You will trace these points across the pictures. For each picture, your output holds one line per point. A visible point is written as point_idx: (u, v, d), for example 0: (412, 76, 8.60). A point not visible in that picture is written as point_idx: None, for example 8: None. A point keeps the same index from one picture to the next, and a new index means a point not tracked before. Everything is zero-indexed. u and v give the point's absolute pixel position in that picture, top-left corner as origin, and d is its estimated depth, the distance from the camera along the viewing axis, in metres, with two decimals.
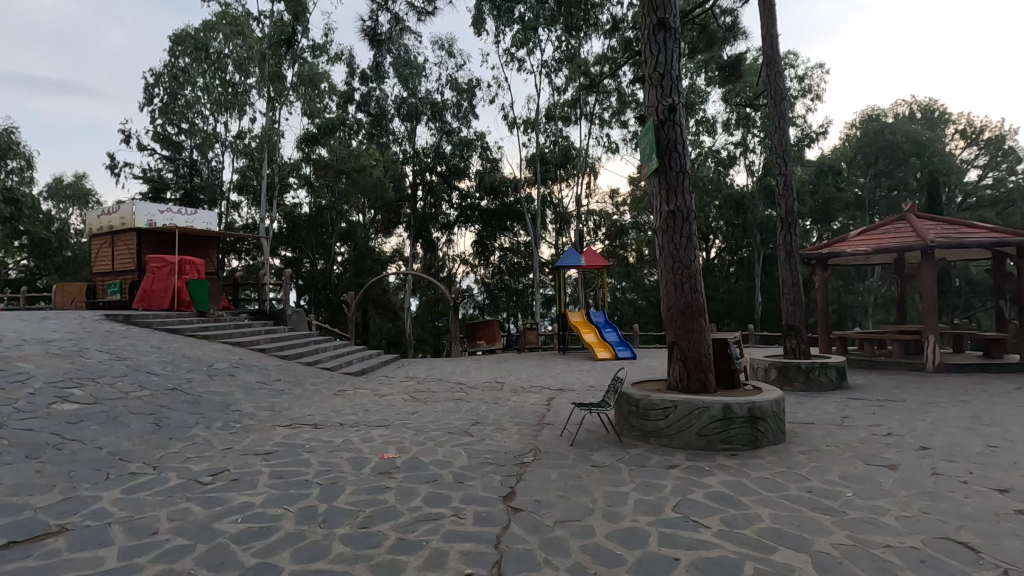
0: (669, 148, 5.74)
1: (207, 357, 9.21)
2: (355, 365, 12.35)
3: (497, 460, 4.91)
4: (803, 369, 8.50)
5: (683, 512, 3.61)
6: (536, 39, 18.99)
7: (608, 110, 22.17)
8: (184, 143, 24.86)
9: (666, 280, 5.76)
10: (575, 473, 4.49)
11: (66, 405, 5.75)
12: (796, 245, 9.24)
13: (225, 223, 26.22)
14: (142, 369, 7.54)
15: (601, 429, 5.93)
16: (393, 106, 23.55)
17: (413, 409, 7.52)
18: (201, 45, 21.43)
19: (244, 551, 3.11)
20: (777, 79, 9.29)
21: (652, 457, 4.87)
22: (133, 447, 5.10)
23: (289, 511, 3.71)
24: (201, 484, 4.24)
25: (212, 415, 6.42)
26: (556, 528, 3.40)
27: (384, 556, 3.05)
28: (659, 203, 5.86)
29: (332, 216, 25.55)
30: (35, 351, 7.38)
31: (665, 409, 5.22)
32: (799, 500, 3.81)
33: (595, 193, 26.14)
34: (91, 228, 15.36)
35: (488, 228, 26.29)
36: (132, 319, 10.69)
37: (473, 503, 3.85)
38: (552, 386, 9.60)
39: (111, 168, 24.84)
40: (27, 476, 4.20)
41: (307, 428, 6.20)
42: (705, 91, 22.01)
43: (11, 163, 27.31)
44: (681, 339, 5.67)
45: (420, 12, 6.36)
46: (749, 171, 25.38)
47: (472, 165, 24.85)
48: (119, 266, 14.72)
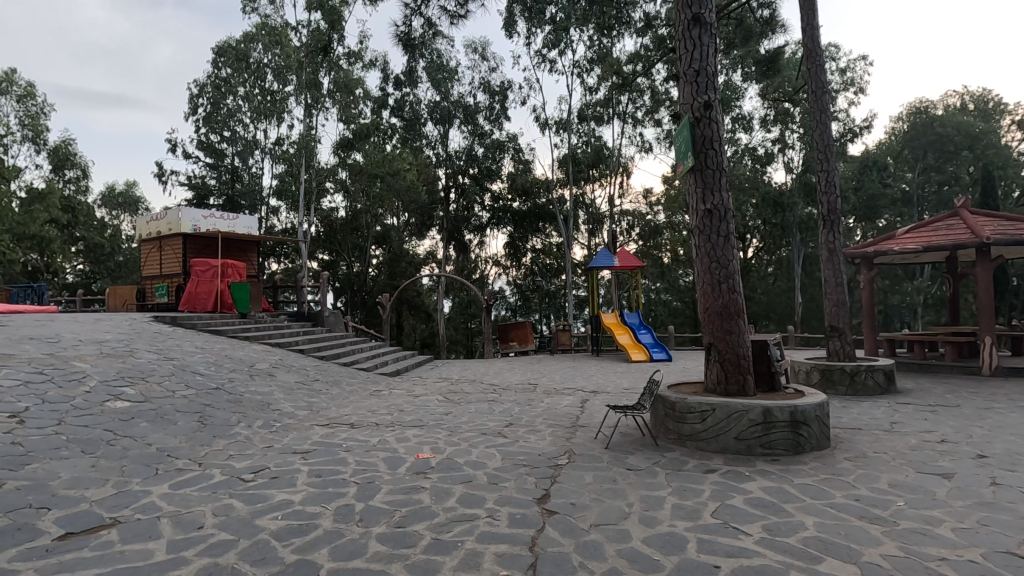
0: (705, 146, 5.62)
1: (249, 357, 9.50)
2: (391, 366, 12.55)
3: (530, 462, 4.89)
4: (848, 372, 8.20)
5: (723, 518, 3.52)
6: (567, 39, 18.95)
7: (641, 108, 21.88)
8: (226, 150, 25.73)
9: (703, 280, 5.64)
10: (610, 476, 4.43)
11: (118, 403, 6.01)
12: (839, 243, 8.89)
13: (265, 227, 27.02)
14: (188, 369, 7.82)
15: (635, 433, 5.86)
16: (426, 110, 23.94)
17: (447, 409, 7.59)
18: (241, 56, 22.15)
19: (284, 547, 3.18)
20: (818, 73, 8.97)
21: (689, 461, 4.76)
22: (179, 444, 5.29)
23: (327, 509, 3.78)
24: (244, 481, 4.37)
25: (253, 415, 6.61)
26: (591, 532, 3.37)
27: (420, 556, 3.07)
28: (694, 203, 5.74)
29: (368, 219, 25.97)
30: (90, 351, 7.75)
31: (702, 413, 5.10)
32: (847, 509, 3.66)
33: (629, 193, 25.95)
34: (141, 234, 16.03)
35: (520, 229, 26.27)
36: (178, 320, 11.12)
37: (508, 505, 3.83)
38: (585, 388, 9.52)
39: (158, 176, 25.92)
40: (82, 470, 4.41)
41: (344, 428, 6.31)
42: (742, 87, 21.51)
43: (68, 172, 28.76)
44: (718, 341, 5.54)
45: (452, 15, 6.40)
46: (789, 167, 24.68)
47: (504, 167, 24.95)
48: (166, 269, 15.36)
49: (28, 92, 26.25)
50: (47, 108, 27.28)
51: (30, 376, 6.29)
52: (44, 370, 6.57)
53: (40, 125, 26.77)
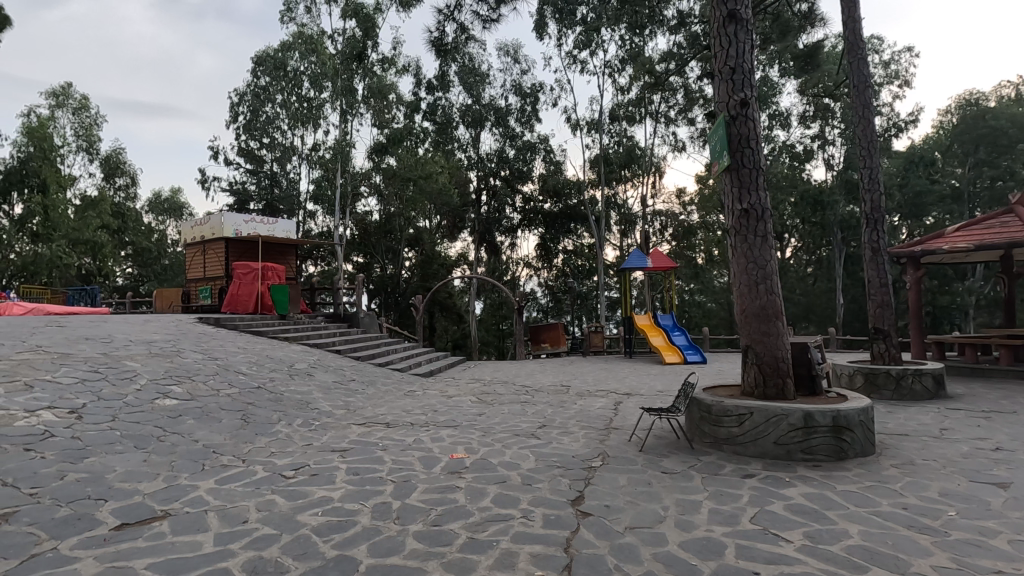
0: (740, 144, 5.52)
1: (288, 358, 9.77)
2: (424, 366, 12.74)
3: (564, 463, 4.90)
4: (893, 376, 7.92)
5: (762, 524, 3.45)
6: (599, 40, 18.84)
7: (674, 107, 21.60)
8: (265, 157, 26.58)
9: (739, 281, 5.54)
10: (645, 479, 4.40)
11: (167, 401, 6.29)
12: (884, 243, 8.54)
13: (302, 230, 27.74)
14: (231, 369, 8.09)
15: (670, 436, 5.80)
16: (458, 114, 24.10)
17: (480, 410, 7.67)
18: (279, 65, 22.85)
19: (325, 543, 3.27)
20: (860, 66, 8.66)
21: (726, 466, 4.68)
22: (224, 441, 5.49)
23: (365, 506, 3.86)
24: (285, 477, 4.50)
25: (293, 413, 6.80)
26: (625, 534, 3.35)
27: (456, 555, 3.11)
28: (731, 202, 5.63)
29: (401, 222, 26.39)
30: (140, 351, 8.10)
31: (740, 416, 5.00)
32: (893, 517, 3.54)
33: (661, 193, 25.68)
34: (186, 238, 16.65)
35: (551, 230, 26.09)
36: (222, 321, 11.52)
37: (542, 506, 3.84)
38: (618, 390, 9.44)
39: (202, 182, 26.99)
40: (136, 464, 4.63)
41: (379, 428, 6.41)
42: (779, 83, 21.00)
43: (119, 180, 30.05)
44: (755, 342, 5.42)
45: (485, 20, 6.46)
46: (829, 165, 23.97)
47: (535, 168, 24.97)
48: (210, 272, 15.93)
49: (83, 105, 27.71)
50: (99, 119, 28.68)
51: (86, 374, 6.61)
52: (98, 368, 6.90)
53: (94, 135, 28.13)
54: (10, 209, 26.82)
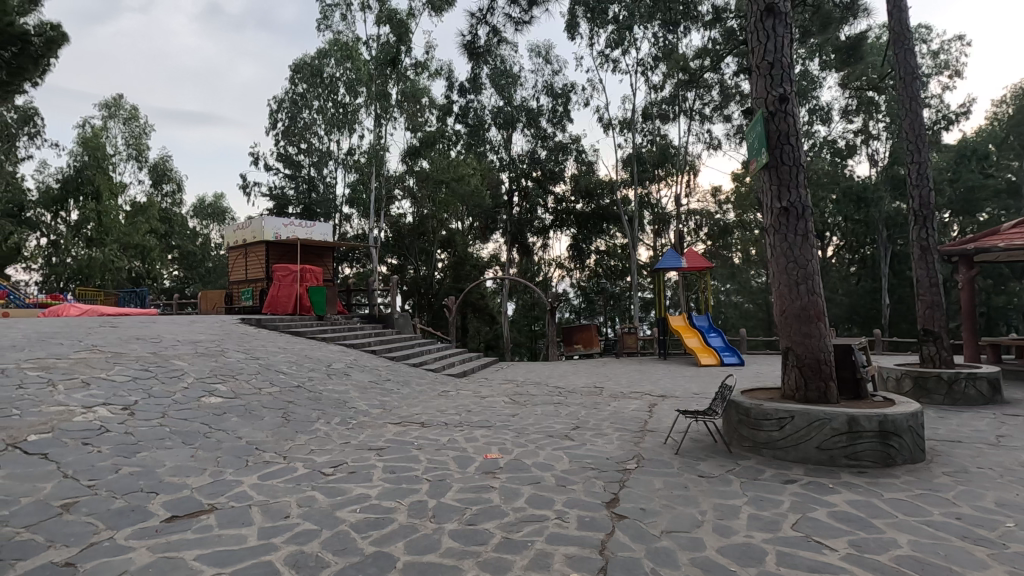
0: (779, 141, 5.38)
1: (326, 357, 10.00)
2: (458, 367, 12.83)
3: (598, 465, 4.87)
4: (945, 380, 7.57)
5: (804, 531, 3.35)
6: (631, 38, 18.60)
7: (709, 104, 21.19)
8: (303, 162, 27.29)
9: (779, 281, 5.39)
10: (681, 482, 4.34)
11: (212, 398, 6.53)
12: (934, 240, 8.17)
13: (338, 233, 28.34)
14: (272, 368, 8.34)
15: (707, 439, 5.70)
16: (490, 115, 24.14)
17: (514, 410, 7.69)
18: (316, 72, 23.37)
19: (363, 539, 3.33)
20: (907, 57, 8.30)
21: (766, 471, 4.57)
22: (266, 438, 5.66)
23: (401, 504, 3.92)
24: (324, 474, 4.62)
25: (331, 412, 6.96)
26: (661, 538, 3.31)
27: (490, 554, 3.12)
28: (769, 200, 5.49)
29: (434, 224, 26.76)
30: (187, 350, 8.42)
31: (780, 420, 4.87)
32: (944, 527, 3.39)
33: (696, 192, 25.26)
34: (229, 242, 17.23)
35: (584, 230, 25.88)
36: (263, 322, 11.87)
37: (577, 508, 3.83)
38: (653, 392, 9.30)
39: (243, 188, 27.93)
40: (185, 459, 4.83)
41: (414, 427, 6.50)
42: (820, 76, 20.32)
43: (166, 187, 31.34)
44: (796, 345, 5.27)
45: (517, 22, 6.48)
46: (873, 160, 23.10)
47: (567, 168, 24.89)
48: (252, 275, 16.45)
49: (132, 115, 29.02)
50: (147, 128, 29.95)
51: (138, 372, 6.92)
52: (149, 367, 7.21)
53: (142, 144, 29.40)
54: (68, 215, 28.37)
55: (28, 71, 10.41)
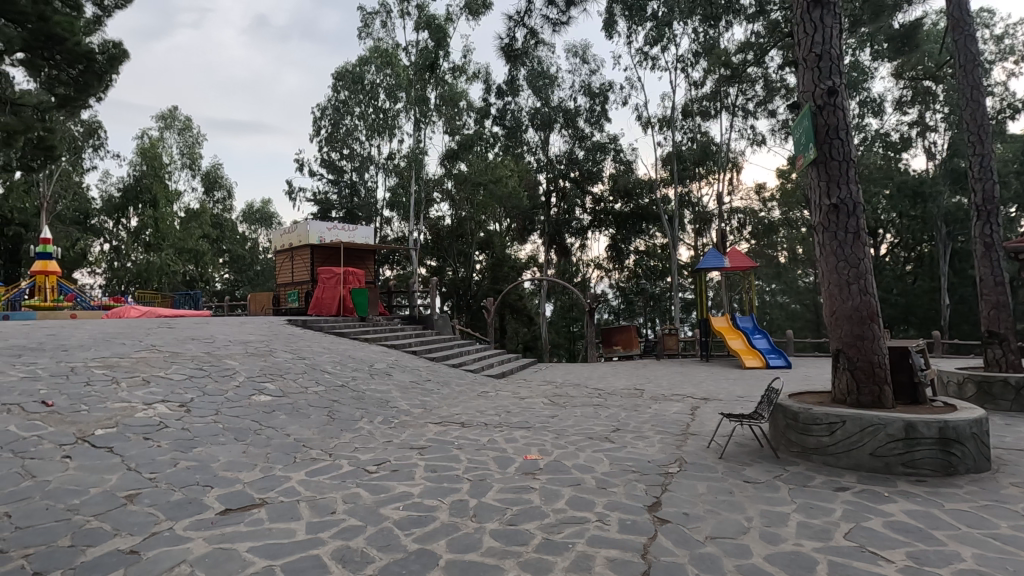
0: (828, 136, 5.18)
1: (369, 358, 10.23)
2: (496, 368, 12.88)
3: (639, 468, 4.81)
4: (1012, 386, 7.11)
5: (858, 541, 3.22)
6: (670, 33, 18.24)
7: (753, 99, 20.60)
8: (345, 167, 27.99)
9: (828, 281, 5.20)
10: (726, 488, 4.23)
11: (262, 397, 6.77)
12: (999, 237, 7.71)
13: (379, 236, 28.95)
14: (317, 368, 8.59)
15: (753, 443, 5.55)
16: (527, 117, 24.18)
17: (553, 412, 7.68)
18: (357, 79, 23.93)
19: (406, 537, 3.40)
20: (968, 43, 7.85)
21: (816, 477, 4.41)
22: (312, 436, 5.84)
23: (444, 503, 3.98)
24: (368, 472, 4.73)
25: (374, 411, 7.12)
26: (706, 544, 3.24)
27: (531, 554, 3.13)
28: (818, 197, 5.30)
29: (472, 226, 26.98)
30: (238, 350, 8.77)
31: (831, 425, 4.69)
32: (1013, 542, 3.19)
33: (739, 190, 24.64)
34: (277, 246, 17.84)
35: (622, 230, 25.62)
36: (308, 322, 12.24)
37: (618, 510, 3.80)
38: (695, 395, 9.12)
39: (289, 193, 28.88)
40: (237, 454, 5.04)
41: (455, 427, 6.58)
42: (871, 67, 19.47)
43: (218, 194, 32.74)
44: (847, 347, 5.08)
45: (555, 23, 6.47)
46: (930, 153, 21.97)
47: (605, 168, 24.69)
48: (298, 278, 16.96)
49: (186, 125, 30.43)
50: (200, 138, 31.35)
51: (193, 371, 7.25)
52: (203, 366, 7.54)
53: (196, 153, 30.81)
54: (128, 222, 30.03)
55: (94, 87, 11.09)
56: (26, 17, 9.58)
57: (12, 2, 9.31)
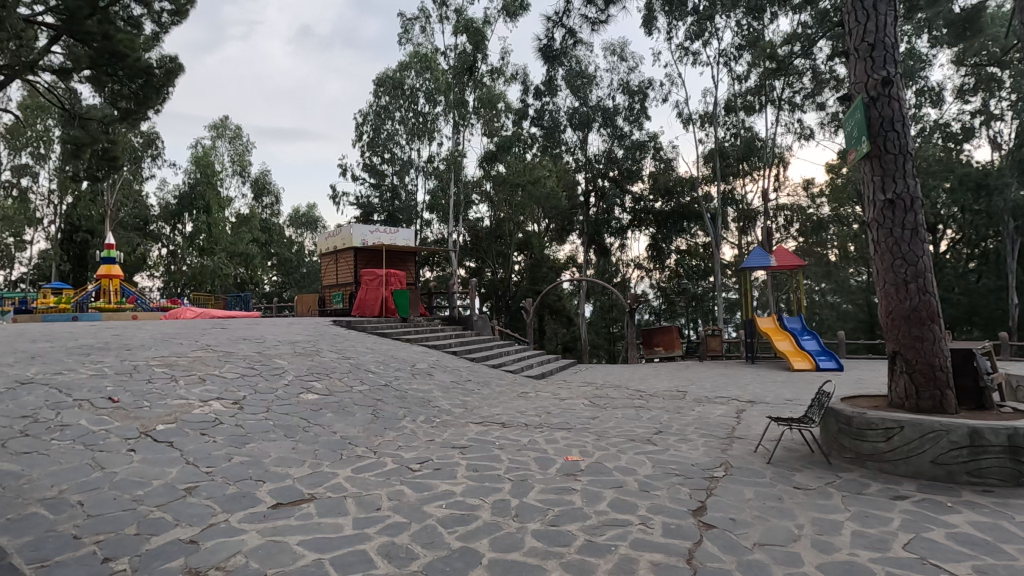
0: (883, 128, 4.96)
1: (411, 358, 10.42)
2: (536, 369, 12.87)
3: (683, 471, 4.73)
4: None
5: (918, 552, 3.07)
6: (712, 28, 17.87)
7: (801, 92, 19.88)
8: (386, 171, 28.56)
9: (884, 280, 4.98)
10: (775, 494, 4.10)
11: (310, 395, 6.99)
12: None
13: (419, 238, 29.46)
14: (361, 368, 8.79)
15: (803, 448, 5.36)
16: (566, 117, 24.07)
17: (594, 413, 7.61)
18: (398, 84, 24.42)
19: (449, 534, 3.45)
20: None
21: (872, 485, 4.23)
22: (358, 434, 5.98)
23: (485, 502, 4.02)
24: (411, 470, 4.82)
25: (416, 410, 7.25)
26: (754, 551, 3.16)
27: (574, 556, 3.13)
28: (872, 192, 5.08)
29: (511, 227, 27.11)
30: (287, 350, 9.09)
31: (888, 430, 4.48)
32: None
33: (786, 186, 23.87)
34: (321, 249, 18.38)
35: (663, 230, 25.18)
36: (352, 323, 12.58)
37: (661, 514, 3.74)
38: (740, 398, 8.87)
39: (333, 198, 29.70)
40: (287, 450, 5.22)
41: (496, 427, 6.62)
42: (929, 54, 18.49)
43: (267, 199, 34.54)
44: (905, 349, 4.84)
45: (594, 22, 6.43)
46: (996, 143, 20.66)
47: (645, 167, 24.36)
48: (342, 279, 17.44)
49: (237, 134, 31.72)
50: (249, 146, 32.65)
51: (245, 370, 7.54)
52: (254, 365, 7.84)
53: (246, 161, 32.11)
54: (184, 227, 31.59)
55: (153, 100, 11.67)
56: (93, 36, 10.31)
57: (80, 22, 10.04)
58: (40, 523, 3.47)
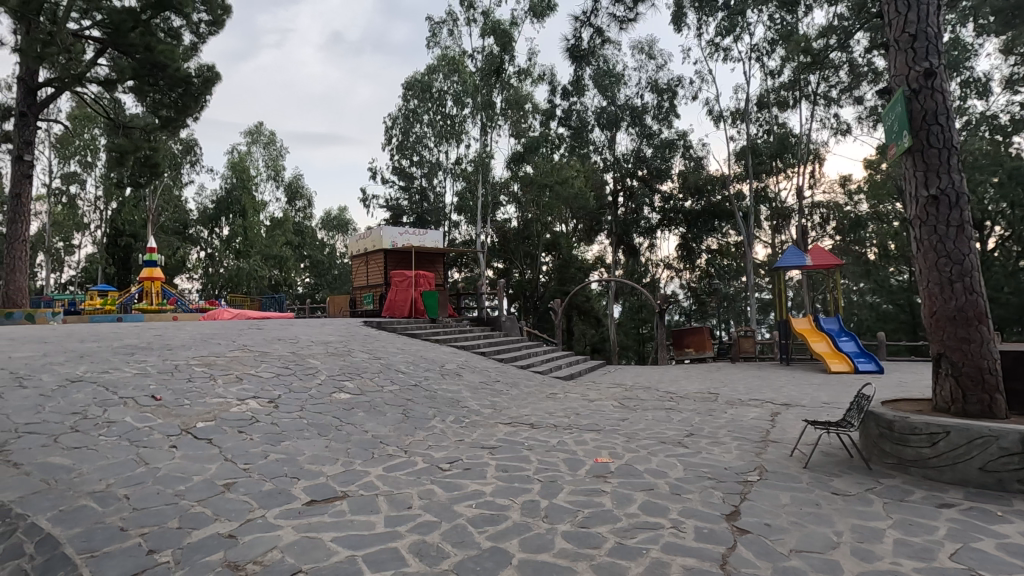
0: (925, 121, 4.78)
1: (440, 358, 10.52)
2: (565, 370, 12.85)
3: (716, 474, 4.65)
4: None
5: (966, 563, 2.95)
6: (743, 23, 17.51)
7: (837, 86, 19.30)
8: (415, 173, 28.88)
9: (928, 279, 4.80)
10: (812, 499, 3.99)
11: (342, 395, 7.13)
12: None
13: (448, 240, 29.71)
14: (391, 368, 8.91)
15: (842, 453, 5.21)
16: (593, 117, 23.88)
17: (623, 415, 7.55)
18: (426, 87, 24.68)
19: (479, 534, 3.46)
20: None
21: (916, 492, 4.08)
22: (389, 433, 6.06)
23: (515, 502, 4.02)
24: (442, 469, 4.86)
25: (445, 410, 7.31)
26: (790, 557, 3.08)
27: (605, 558, 3.11)
28: (914, 188, 4.89)
29: (538, 228, 27.14)
30: (320, 350, 9.28)
31: (932, 435, 4.31)
32: None
33: (822, 182, 23.23)
34: (352, 251, 18.71)
35: (693, 230, 24.74)
36: (383, 323, 12.77)
37: (693, 518, 3.69)
38: (775, 400, 8.67)
39: (363, 201, 30.20)
40: (320, 448, 5.34)
41: (524, 428, 6.63)
42: (975, 43, 17.70)
43: (300, 203, 35.38)
44: (950, 351, 4.66)
45: (622, 20, 6.37)
46: None
47: (674, 166, 23.99)
48: (373, 281, 17.71)
49: (271, 139, 32.57)
50: (283, 151, 33.48)
51: (279, 370, 7.73)
52: (289, 365, 8.04)
53: (279, 165, 32.94)
54: (221, 231, 32.58)
55: (192, 108, 12.10)
56: (136, 48, 10.87)
57: (124, 35, 10.65)
58: (90, 515, 3.63)
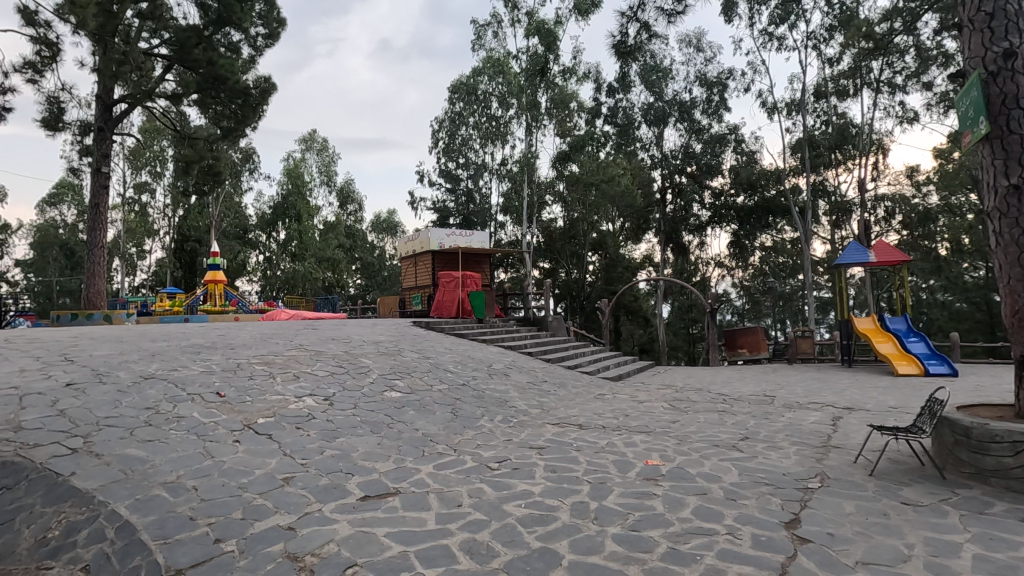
0: (1005, 105, 4.44)
1: (488, 358, 10.60)
2: (613, 370, 12.68)
3: (773, 480, 4.47)
4: None
5: None
6: (799, 10, 16.77)
7: (903, 71, 18.18)
8: (461, 175, 29.24)
9: (1009, 275, 4.46)
10: (879, 509, 3.78)
11: (393, 393, 7.29)
12: None
13: (494, 240, 29.89)
14: (440, 367, 9.05)
15: (912, 460, 4.91)
16: (640, 113, 23.37)
17: (674, 417, 7.39)
18: (471, 89, 24.93)
19: (529, 534, 3.46)
20: None
21: (996, 504, 3.80)
22: (439, 431, 6.16)
23: (564, 503, 4.01)
24: (490, 469, 4.89)
25: (493, 409, 7.36)
26: (856, 570, 2.93)
27: (657, 563, 3.05)
28: (993, 178, 4.56)
29: (584, 227, 26.95)
30: (371, 349, 9.53)
31: (1015, 444, 4.00)
32: None
33: (886, 174, 21.99)
34: (402, 252, 19.13)
35: (746, 227, 23.90)
36: (431, 324, 12.99)
37: (750, 525, 3.56)
38: (837, 404, 8.27)
39: (412, 204, 30.83)
40: (373, 446, 5.47)
41: (573, 429, 6.60)
42: None
43: (351, 207, 36.45)
44: None
45: (670, 14, 6.24)
46: None
47: (725, 161, 23.21)
48: (421, 281, 18.04)
49: (323, 146, 33.71)
50: (335, 157, 34.60)
51: (334, 368, 8.00)
52: (343, 364, 8.29)
53: (331, 171, 34.08)
54: (277, 235, 33.95)
55: (250, 118, 12.66)
56: (199, 63, 11.48)
57: (188, 51, 11.27)
58: (163, 504, 3.86)
